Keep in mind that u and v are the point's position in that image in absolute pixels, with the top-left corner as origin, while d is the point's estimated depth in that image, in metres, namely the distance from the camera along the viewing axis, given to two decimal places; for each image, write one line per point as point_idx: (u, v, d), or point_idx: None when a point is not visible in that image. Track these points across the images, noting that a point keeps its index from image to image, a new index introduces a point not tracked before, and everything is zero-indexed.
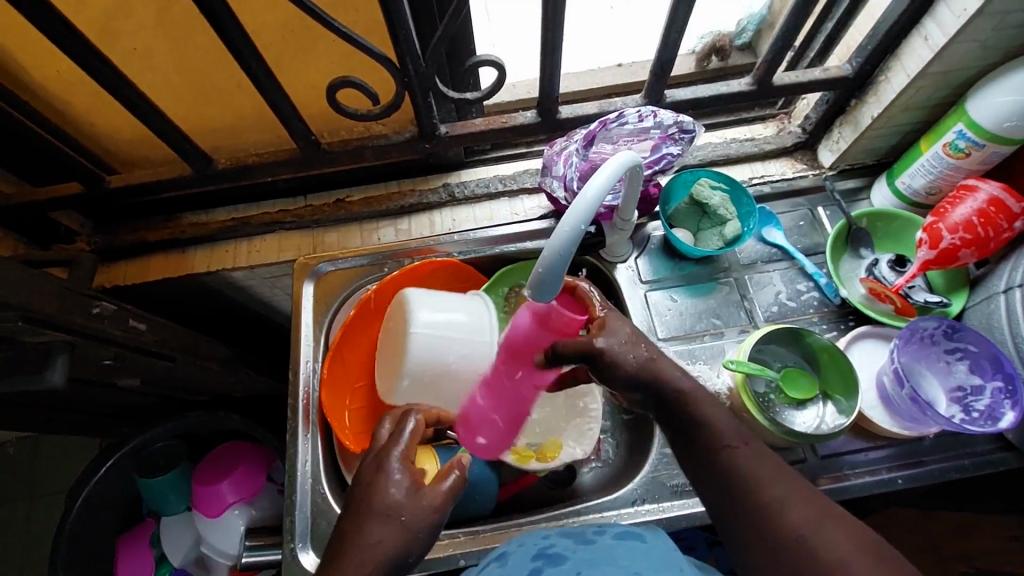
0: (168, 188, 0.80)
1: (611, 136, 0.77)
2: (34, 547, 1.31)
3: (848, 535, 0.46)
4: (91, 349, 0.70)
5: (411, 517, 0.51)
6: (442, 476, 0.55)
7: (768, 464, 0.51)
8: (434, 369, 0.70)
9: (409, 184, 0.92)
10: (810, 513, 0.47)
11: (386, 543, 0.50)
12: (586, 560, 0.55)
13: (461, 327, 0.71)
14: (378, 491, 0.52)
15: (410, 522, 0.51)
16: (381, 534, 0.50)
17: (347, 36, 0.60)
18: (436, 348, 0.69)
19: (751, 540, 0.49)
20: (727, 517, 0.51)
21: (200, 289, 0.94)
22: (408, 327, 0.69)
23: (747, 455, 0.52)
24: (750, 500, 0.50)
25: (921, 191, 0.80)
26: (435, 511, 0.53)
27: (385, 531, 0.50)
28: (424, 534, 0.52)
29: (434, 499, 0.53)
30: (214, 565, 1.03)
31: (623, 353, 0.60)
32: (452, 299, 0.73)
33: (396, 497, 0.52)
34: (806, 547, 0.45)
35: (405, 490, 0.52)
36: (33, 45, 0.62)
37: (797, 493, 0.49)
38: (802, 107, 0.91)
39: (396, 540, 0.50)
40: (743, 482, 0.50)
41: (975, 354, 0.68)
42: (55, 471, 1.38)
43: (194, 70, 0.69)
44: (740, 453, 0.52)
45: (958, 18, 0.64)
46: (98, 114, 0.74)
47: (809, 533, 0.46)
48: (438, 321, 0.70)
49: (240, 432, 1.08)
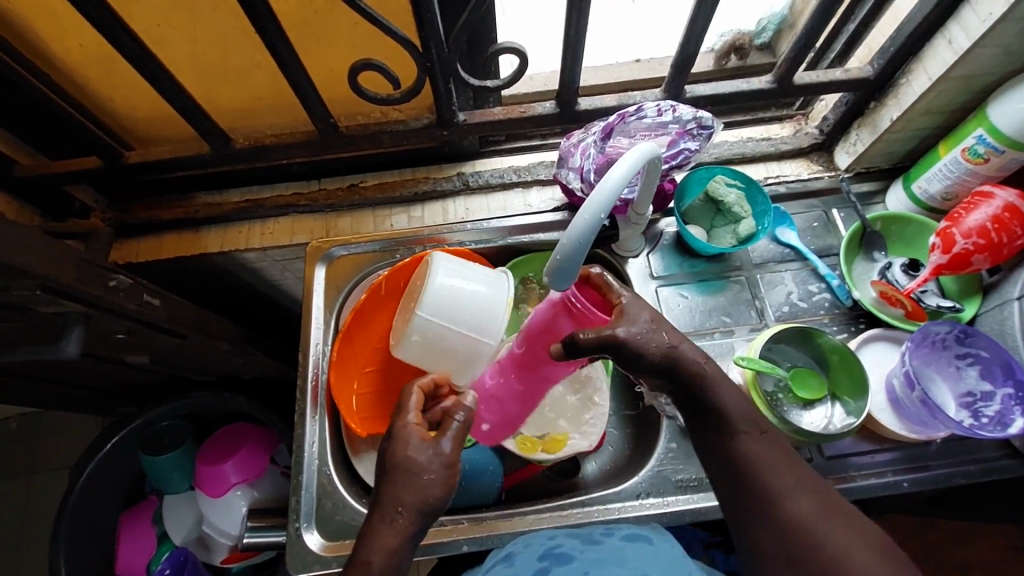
0: (185, 165, 0.80)
1: (629, 130, 0.78)
2: (32, 524, 1.31)
3: (853, 530, 0.50)
4: (104, 323, 0.70)
5: (422, 466, 0.54)
6: (449, 429, 0.56)
7: (768, 464, 0.55)
8: (440, 335, 0.69)
9: (423, 172, 0.93)
10: (813, 506, 0.52)
11: (404, 492, 0.53)
12: (592, 560, 0.56)
13: (474, 297, 0.69)
14: (391, 453, 0.55)
15: (423, 470, 0.54)
16: (399, 486, 0.54)
17: (373, 19, 0.60)
18: (448, 309, 0.68)
19: (769, 537, 0.53)
20: (742, 518, 0.56)
21: (213, 268, 0.94)
22: (426, 284, 0.68)
23: (749, 447, 0.56)
24: (767, 492, 0.54)
25: (937, 196, 0.80)
26: (446, 458, 0.55)
27: (402, 483, 0.53)
28: (439, 476, 0.54)
29: (443, 448, 0.55)
30: (215, 545, 1.03)
31: (644, 342, 0.59)
32: (482, 270, 0.71)
33: (407, 454, 0.54)
34: (821, 548, 0.50)
35: (412, 446, 0.55)
36: (56, 16, 0.62)
37: (818, 495, 0.53)
38: (820, 108, 0.92)
39: (413, 488, 0.53)
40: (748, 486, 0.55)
41: (987, 360, 0.68)
42: (58, 446, 1.39)
43: (216, 49, 0.70)
44: (749, 440, 0.57)
45: (984, 21, 0.63)
46: (119, 91, 0.74)
47: (816, 529, 0.51)
48: (455, 288, 0.69)
49: (245, 414, 1.08)
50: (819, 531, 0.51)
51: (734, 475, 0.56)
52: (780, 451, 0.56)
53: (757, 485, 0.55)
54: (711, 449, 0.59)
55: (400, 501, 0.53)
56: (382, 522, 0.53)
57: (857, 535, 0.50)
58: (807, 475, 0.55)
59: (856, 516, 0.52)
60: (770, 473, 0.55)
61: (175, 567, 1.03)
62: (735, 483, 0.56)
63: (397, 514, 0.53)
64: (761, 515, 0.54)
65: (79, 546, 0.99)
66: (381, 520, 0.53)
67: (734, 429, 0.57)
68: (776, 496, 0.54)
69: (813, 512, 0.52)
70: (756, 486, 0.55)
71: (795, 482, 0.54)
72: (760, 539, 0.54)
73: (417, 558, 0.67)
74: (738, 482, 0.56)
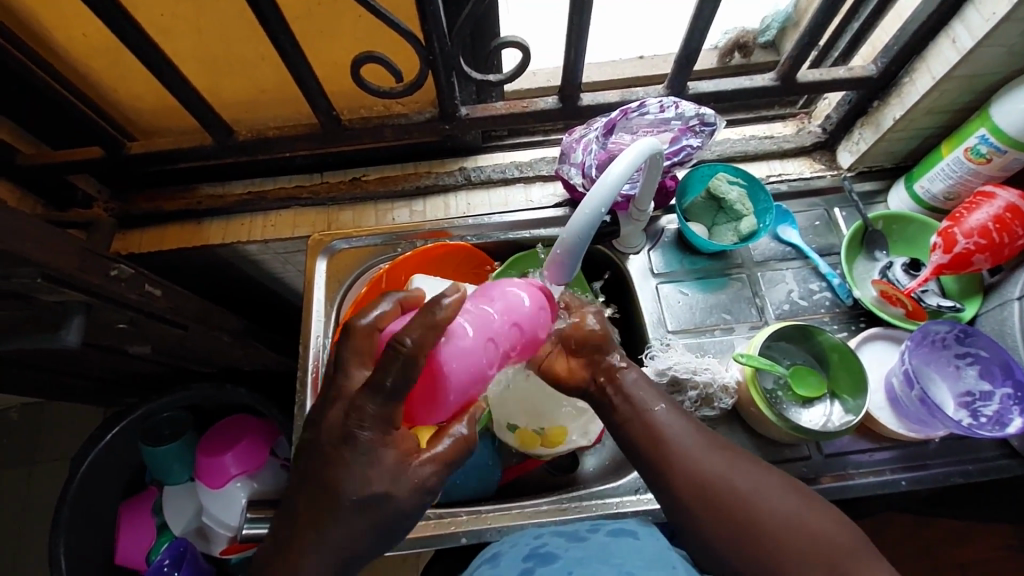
0: (187, 156, 0.80)
1: (632, 126, 0.77)
2: (33, 513, 1.32)
3: (770, 482, 0.55)
4: (107, 312, 0.71)
5: (393, 495, 0.50)
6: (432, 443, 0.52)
7: (681, 436, 0.57)
8: None
9: (425, 167, 0.93)
10: (732, 465, 0.55)
11: (354, 524, 0.49)
12: (577, 558, 0.56)
13: None
14: (342, 482, 0.49)
15: (391, 501, 0.50)
16: (348, 517, 0.49)
17: (376, 11, 0.60)
18: None
19: (706, 513, 0.54)
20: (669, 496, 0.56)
21: (215, 260, 0.95)
22: None
23: (665, 417, 0.58)
24: (693, 461, 0.55)
25: (939, 196, 0.80)
26: (423, 488, 0.51)
27: (353, 516, 0.49)
28: (411, 509, 0.51)
29: (424, 477, 0.51)
30: (215, 536, 1.03)
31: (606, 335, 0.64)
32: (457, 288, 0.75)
33: (378, 485, 0.49)
34: (752, 505, 0.53)
35: (384, 473, 0.49)
36: (61, 7, 0.63)
37: (737, 459, 0.56)
38: (823, 107, 0.91)
39: (365, 518, 0.49)
40: (669, 457, 0.56)
41: (986, 360, 0.68)
42: (58, 436, 1.39)
43: (219, 41, 0.70)
44: (660, 412, 0.59)
45: (987, 20, 0.63)
46: (122, 82, 0.74)
47: (742, 487, 0.54)
48: None
49: (246, 407, 1.09)
50: (747, 489, 0.54)
51: (654, 450, 0.57)
52: (686, 421, 0.58)
53: (679, 457, 0.56)
54: (627, 430, 0.59)
55: (351, 532, 0.49)
56: (319, 550, 0.49)
57: (774, 487, 0.54)
58: (720, 440, 0.58)
59: (764, 469, 0.56)
60: (687, 441, 0.57)
61: (174, 559, 0.99)
62: (657, 458, 0.57)
63: (342, 543, 0.49)
64: (689, 485, 0.54)
65: (80, 536, 1.00)
66: (317, 545, 0.49)
67: (653, 405, 0.59)
68: (700, 464, 0.55)
69: (736, 473, 0.55)
70: (678, 457, 0.56)
71: (708, 448, 0.56)
72: (696, 513, 0.54)
73: (415, 551, 0.68)
74: (664, 456, 0.56)
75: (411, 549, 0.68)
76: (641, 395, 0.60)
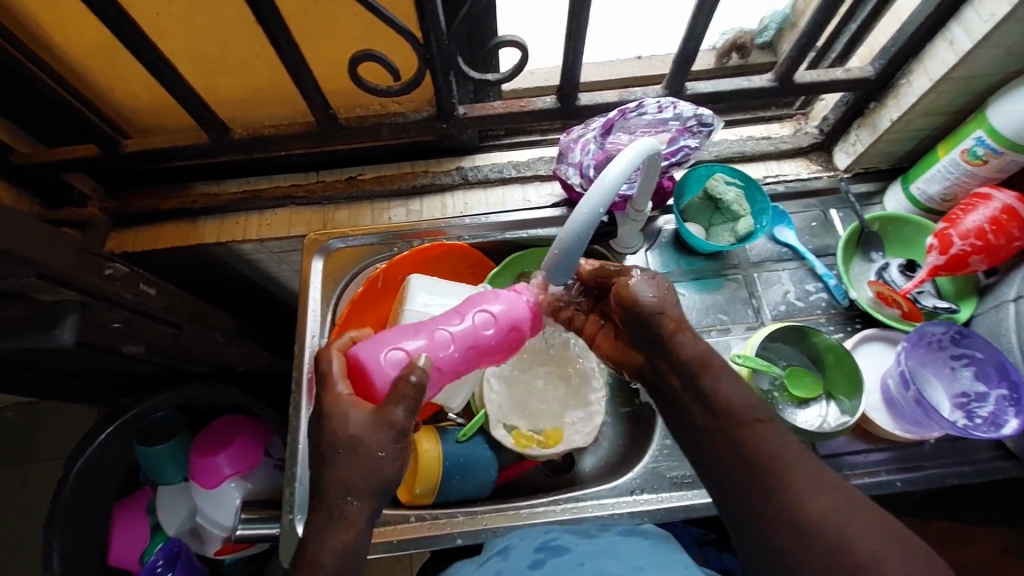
0: (183, 154, 0.80)
1: (630, 126, 0.77)
2: (25, 514, 1.31)
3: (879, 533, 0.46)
4: (101, 312, 0.70)
5: (370, 445, 0.52)
6: (392, 398, 0.53)
7: (780, 456, 0.51)
8: None
9: (422, 166, 0.92)
10: (834, 502, 0.48)
11: (352, 476, 0.52)
12: (588, 552, 0.58)
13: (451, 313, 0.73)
14: (329, 433, 0.54)
15: (372, 449, 0.52)
16: (345, 468, 0.52)
17: (374, 9, 0.60)
18: None
19: (795, 547, 0.47)
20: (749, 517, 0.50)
21: (210, 259, 0.94)
22: (404, 307, 0.72)
23: (765, 434, 0.52)
24: (784, 486, 0.49)
25: (935, 198, 0.80)
26: (395, 428, 0.53)
27: (348, 466, 0.52)
28: (390, 454, 0.53)
29: (393, 416, 0.53)
30: (209, 536, 1.03)
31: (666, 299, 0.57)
32: (454, 287, 0.76)
33: (349, 431, 0.53)
34: (848, 550, 0.45)
35: (352, 423, 0.53)
36: (56, 3, 0.62)
37: (847, 501, 0.48)
38: (820, 108, 0.92)
39: (360, 472, 0.52)
40: (759, 477, 0.50)
41: (981, 361, 0.68)
42: (51, 436, 1.38)
43: (214, 38, 0.69)
44: (759, 428, 0.52)
45: (985, 22, 0.63)
46: (118, 80, 0.74)
47: (842, 528, 0.46)
48: (433, 308, 0.73)
49: (241, 407, 1.08)
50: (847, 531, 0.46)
51: (743, 465, 0.51)
52: (790, 443, 0.52)
53: (773, 481, 0.49)
54: (717, 438, 0.53)
55: (348, 488, 0.52)
56: (334, 517, 0.52)
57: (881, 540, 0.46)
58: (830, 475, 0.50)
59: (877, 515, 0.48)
60: (785, 465, 0.50)
61: (168, 558, 1.00)
62: (746, 474, 0.51)
63: (348, 503, 0.52)
64: (777, 511, 0.48)
65: (73, 536, 0.99)
66: (335, 511, 0.52)
67: (753, 417, 0.53)
68: (795, 493, 0.48)
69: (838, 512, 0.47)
70: (771, 479, 0.50)
71: (811, 479, 0.49)
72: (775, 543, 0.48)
73: (410, 551, 0.67)
74: (752, 475, 0.51)
75: (406, 550, 0.67)
76: (738, 404, 0.53)
